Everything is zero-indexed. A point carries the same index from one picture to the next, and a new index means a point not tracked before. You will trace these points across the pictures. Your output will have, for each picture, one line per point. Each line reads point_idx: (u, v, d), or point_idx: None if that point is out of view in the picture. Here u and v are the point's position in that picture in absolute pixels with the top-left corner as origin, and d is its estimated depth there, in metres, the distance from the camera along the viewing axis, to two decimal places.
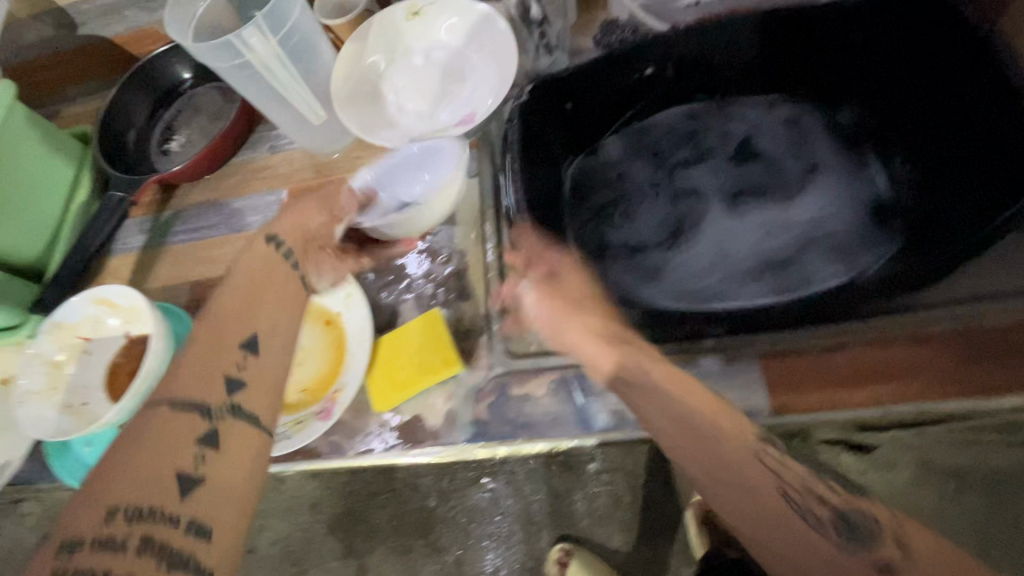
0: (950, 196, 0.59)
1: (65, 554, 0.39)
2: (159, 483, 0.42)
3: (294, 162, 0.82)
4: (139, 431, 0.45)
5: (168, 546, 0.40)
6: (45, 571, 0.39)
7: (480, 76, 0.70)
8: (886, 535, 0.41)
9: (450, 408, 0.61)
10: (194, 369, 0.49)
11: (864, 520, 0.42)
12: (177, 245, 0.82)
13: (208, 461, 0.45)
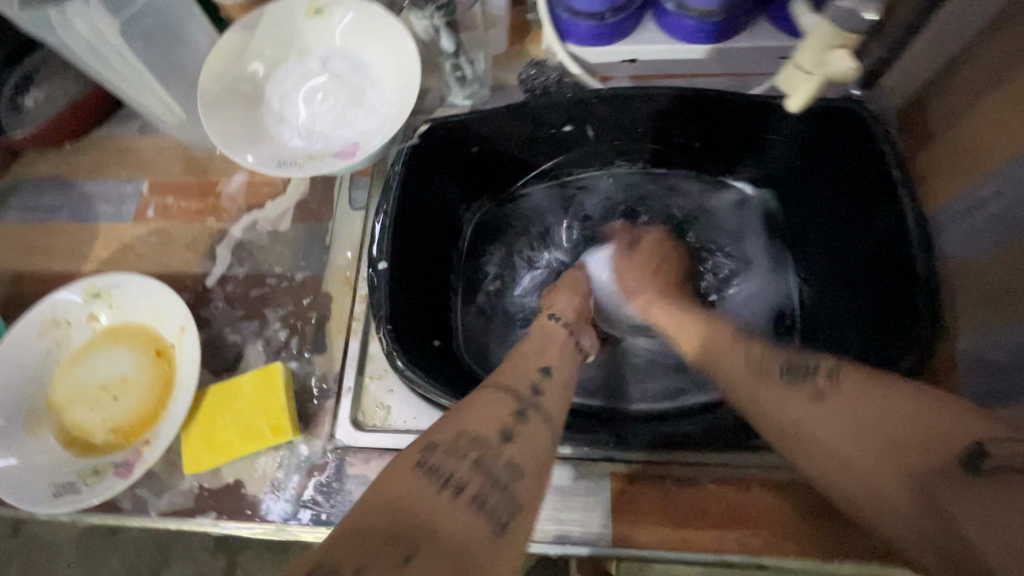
0: (860, 309, 0.55)
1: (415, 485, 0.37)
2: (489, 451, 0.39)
3: (164, 151, 0.71)
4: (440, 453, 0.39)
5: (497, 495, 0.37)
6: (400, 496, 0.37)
7: (378, 101, 0.61)
8: (822, 371, 0.43)
9: (276, 478, 0.55)
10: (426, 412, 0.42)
11: (805, 375, 0.44)
12: (9, 223, 0.70)
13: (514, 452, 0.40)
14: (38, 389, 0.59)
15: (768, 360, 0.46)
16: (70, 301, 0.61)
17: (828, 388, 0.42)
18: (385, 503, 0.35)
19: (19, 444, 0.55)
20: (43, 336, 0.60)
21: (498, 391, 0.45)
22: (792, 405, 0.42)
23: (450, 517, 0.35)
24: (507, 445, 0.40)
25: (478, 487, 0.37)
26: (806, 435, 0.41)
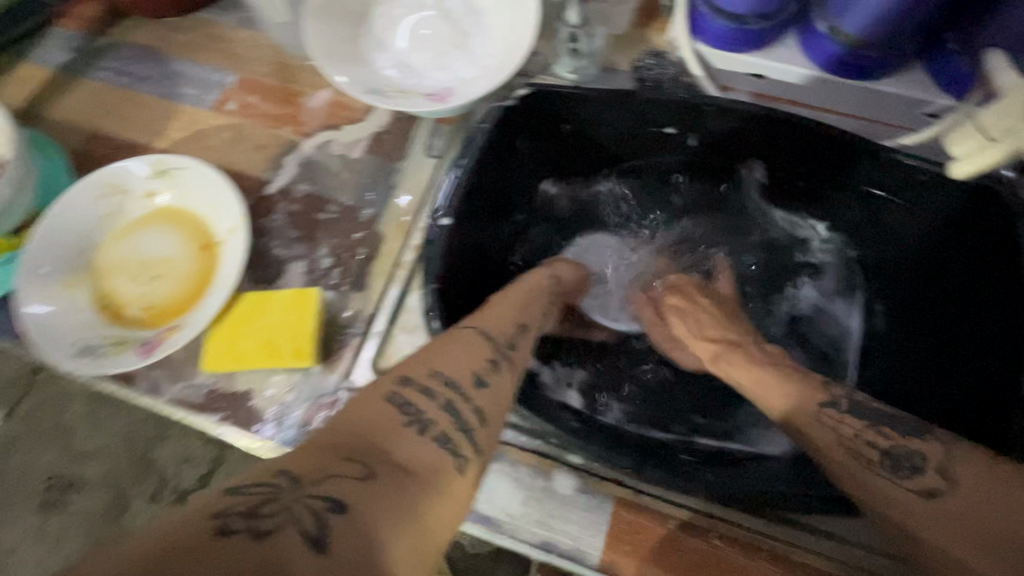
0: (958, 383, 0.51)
1: (393, 404, 0.35)
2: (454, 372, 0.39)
3: (258, 49, 0.70)
4: (379, 398, 0.36)
5: (461, 420, 0.36)
6: (370, 408, 0.35)
7: (483, 50, 0.58)
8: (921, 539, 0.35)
9: (285, 399, 0.54)
10: (419, 357, 0.40)
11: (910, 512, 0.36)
12: (95, 80, 0.71)
13: (485, 392, 0.39)
14: (87, 248, 0.59)
15: (854, 442, 0.40)
16: (136, 172, 0.61)
17: (940, 488, 0.36)
18: (350, 430, 0.33)
19: (58, 295, 0.56)
20: (103, 198, 0.60)
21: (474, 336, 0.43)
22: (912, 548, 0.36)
23: (417, 452, 0.33)
24: (479, 395, 0.38)
25: (443, 427, 0.35)
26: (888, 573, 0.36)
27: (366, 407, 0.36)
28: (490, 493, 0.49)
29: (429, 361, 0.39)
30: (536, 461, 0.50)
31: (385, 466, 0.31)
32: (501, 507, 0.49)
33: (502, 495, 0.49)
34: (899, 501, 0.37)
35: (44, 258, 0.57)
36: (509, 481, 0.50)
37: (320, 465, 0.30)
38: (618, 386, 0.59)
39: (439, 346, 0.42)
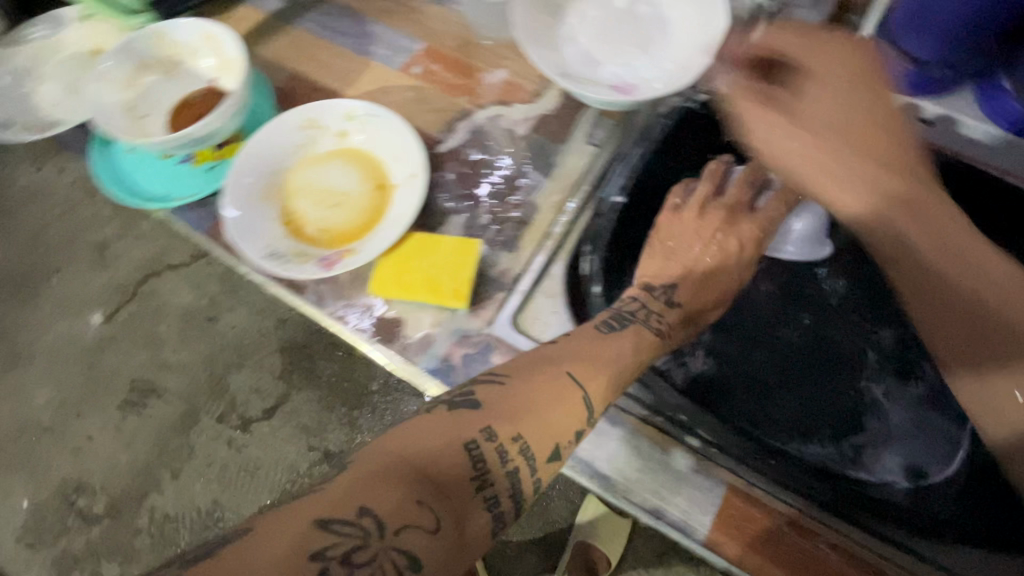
0: None
1: (486, 433, 0.37)
2: (554, 422, 0.40)
3: (448, 24, 0.77)
4: (439, 423, 0.37)
5: (503, 518, 0.36)
6: (466, 425, 0.37)
7: (667, 55, 0.63)
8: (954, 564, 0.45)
9: (432, 332, 0.60)
10: (527, 381, 0.42)
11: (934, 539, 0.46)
12: (301, 29, 0.80)
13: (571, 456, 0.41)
14: (280, 170, 0.68)
15: None
16: (333, 112, 0.69)
17: None
18: (399, 449, 0.35)
19: (255, 205, 0.65)
20: (302, 130, 0.69)
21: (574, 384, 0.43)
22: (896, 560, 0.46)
23: (466, 491, 0.35)
24: (553, 466, 0.39)
25: (520, 463, 0.38)
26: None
27: (396, 445, 0.36)
28: (609, 453, 0.53)
29: (522, 408, 0.40)
30: (657, 435, 0.53)
31: (434, 494, 0.33)
32: (616, 468, 0.53)
33: (620, 457, 0.53)
34: None
35: (248, 171, 0.66)
36: (629, 447, 0.53)
37: (368, 502, 0.32)
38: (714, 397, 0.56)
39: (546, 363, 0.44)
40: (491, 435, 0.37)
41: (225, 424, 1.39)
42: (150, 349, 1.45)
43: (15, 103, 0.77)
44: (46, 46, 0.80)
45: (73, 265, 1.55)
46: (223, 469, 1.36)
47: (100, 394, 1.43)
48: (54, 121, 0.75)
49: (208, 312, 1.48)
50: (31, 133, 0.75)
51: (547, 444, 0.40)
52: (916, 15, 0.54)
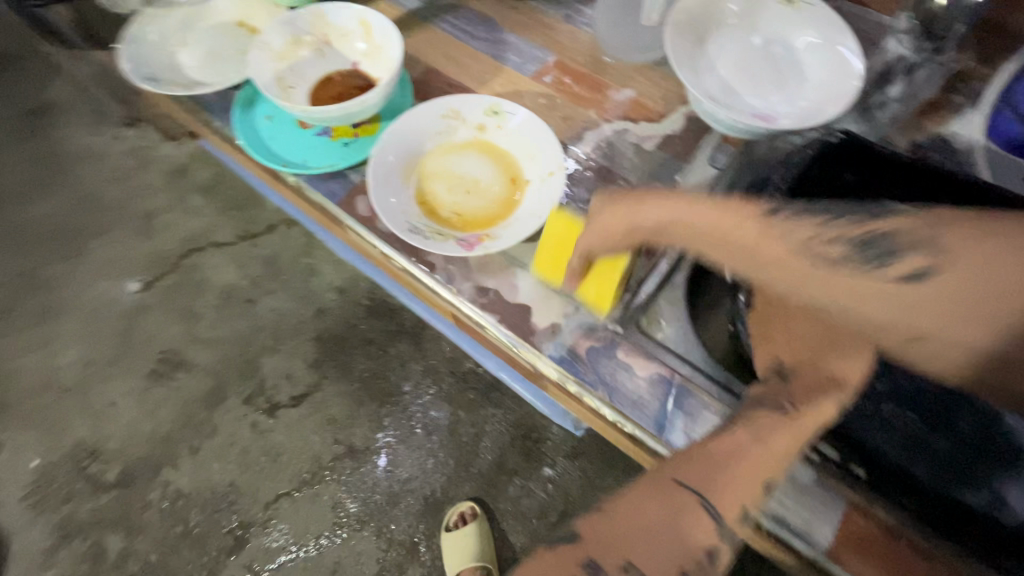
0: None
1: (582, 574, 0.42)
2: (667, 541, 0.43)
3: (578, 41, 0.82)
4: (538, 574, 0.44)
5: None
6: (563, 574, 0.43)
7: (800, 93, 0.68)
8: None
9: (559, 322, 0.62)
10: (637, 494, 0.46)
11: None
12: (438, 29, 0.84)
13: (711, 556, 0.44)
14: (419, 152, 0.71)
15: None
16: (474, 107, 0.73)
17: None
18: None
19: (396, 182, 0.68)
20: (443, 119, 0.72)
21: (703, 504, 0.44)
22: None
23: None
24: None
25: None
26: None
27: None
28: None
29: (623, 533, 0.44)
30: None
31: None
32: None
33: None
34: None
35: (391, 150, 0.70)
36: None
37: None
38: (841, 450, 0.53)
39: (650, 482, 0.46)
40: (594, 567, 0.42)
41: (252, 406, 1.36)
42: (187, 322, 1.45)
43: (161, 58, 0.80)
44: (194, 12, 0.84)
45: (119, 230, 1.56)
46: (243, 452, 1.32)
47: (133, 359, 1.41)
48: (200, 80, 0.78)
49: (247, 293, 1.48)
50: (175, 89, 0.76)
51: (696, 545, 0.44)
52: None
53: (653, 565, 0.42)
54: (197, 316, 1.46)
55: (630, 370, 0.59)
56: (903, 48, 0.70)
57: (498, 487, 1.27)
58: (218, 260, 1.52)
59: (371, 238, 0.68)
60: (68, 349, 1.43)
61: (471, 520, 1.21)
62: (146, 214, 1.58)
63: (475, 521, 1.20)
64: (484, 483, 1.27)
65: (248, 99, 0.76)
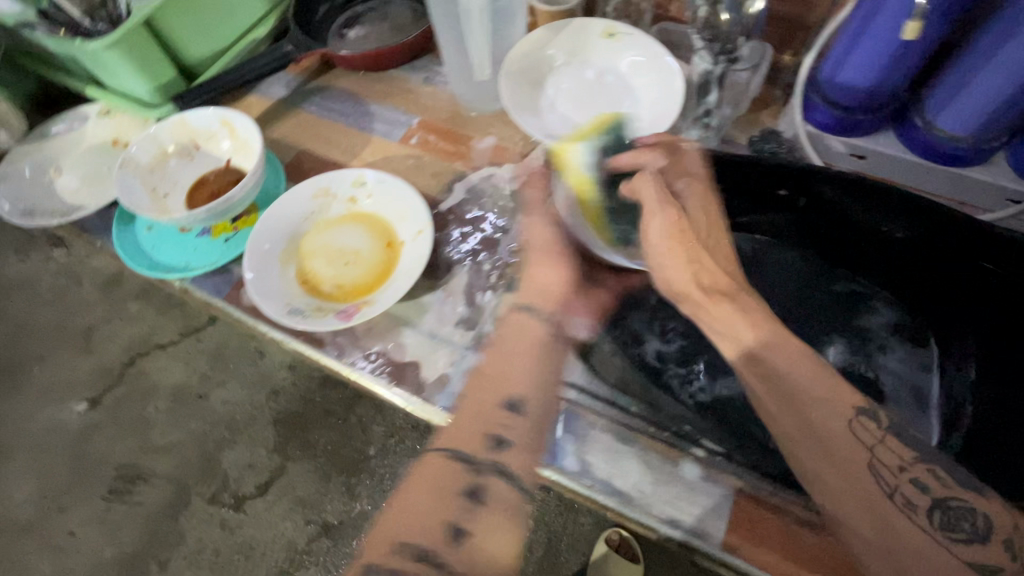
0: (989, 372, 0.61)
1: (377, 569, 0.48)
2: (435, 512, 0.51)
3: (438, 100, 0.87)
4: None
5: None
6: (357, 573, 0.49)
7: (635, 114, 0.73)
8: (993, 533, 0.45)
9: (447, 372, 0.64)
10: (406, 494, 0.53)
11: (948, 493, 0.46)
12: (306, 112, 0.89)
13: (480, 509, 0.51)
14: (296, 234, 0.74)
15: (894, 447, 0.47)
16: (343, 181, 0.76)
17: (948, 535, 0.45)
18: None
19: (273, 266, 0.70)
20: (315, 198, 0.75)
21: (455, 458, 0.54)
22: (922, 537, 0.45)
23: None
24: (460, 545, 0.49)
25: None
26: (924, 551, 0.44)
27: None
28: (621, 470, 0.57)
29: (400, 518, 0.51)
30: (665, 448, 0.57)
31: None
32: (631, 484, 0.56)
33: (633, 474, 0.57)
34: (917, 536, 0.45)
35: (266, 237, 0.72)
36: (637, 462, 0.57)
37: None
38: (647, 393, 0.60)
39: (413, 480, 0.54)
40: (366, 569, 0.48)
41: (217, 505, 1.34)
42: (140, 432, 1.42)
43: (37, 189, 0.82)
44: (65, 139, 0.86)
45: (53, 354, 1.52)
46: (214, 555, 1.29)
47: (87, 484, 1.38)
48: (77, 203, 0.80)
49: (197, 389, 1.46)
50: (54, 217, 0.79)
51: (456, 502, 0.52)
52: (839, 65, 0.67)
53: (423, 527, 0.50)
54: (148, 424, 1.42)
55: None
56: (703, 62, 0.68)
57: None
58: (165, 363, 1.49)
59: (260, 325, 0.70)
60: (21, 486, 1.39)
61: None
62: (85, 330, 1.53)
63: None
64: None
65: (126, 215, 0.78)
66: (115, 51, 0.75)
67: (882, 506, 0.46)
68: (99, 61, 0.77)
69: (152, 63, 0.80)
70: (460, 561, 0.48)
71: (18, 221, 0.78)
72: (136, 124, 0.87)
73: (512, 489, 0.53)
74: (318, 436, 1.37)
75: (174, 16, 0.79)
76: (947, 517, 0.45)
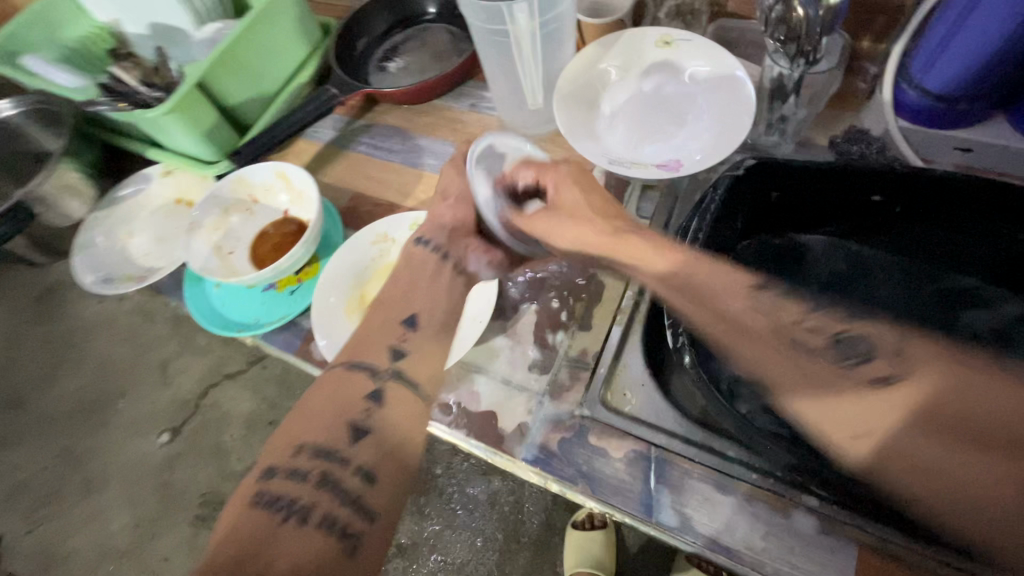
0: None
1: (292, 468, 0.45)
2: (337, 425, 0.48)
3: (486, 127, 0.84)
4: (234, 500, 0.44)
5: (342, 498, 0.44)
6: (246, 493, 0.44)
7: (702, 126, 0.68)
8: (884, 348, 0.40)
9: (525, 421, 0.62)
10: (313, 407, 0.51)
11: (860, 334, 0.42)
12: (356, 154, 0.88)
13: (375, 415, 0.50)
14: (359, 282, 0.73)
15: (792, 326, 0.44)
16: (400, 225, 0.75)
17: (891, 373, 0.39)
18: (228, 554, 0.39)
19: (340, 319, 0.70)
20: (375, 245, 0.75)
21: (360, 369, 0.54)
22: (848, 384, 0.39)
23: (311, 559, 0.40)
24: (363, 448, 0.47)
25: (329, 511, 0.43)
26: (866, 400, 0.38)
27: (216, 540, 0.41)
28: (726, 525, 0.53)
29: (300, 431, 0.48)
30: (772, 498, 0.53)
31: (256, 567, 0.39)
32: (740, 538, 0.52)
33: (741, 528, 0.53)
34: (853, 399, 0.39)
35: (332, 291, 0.71)
36: (742, 514, 0.53)
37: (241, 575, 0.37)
38: (725, 449, 0.56)
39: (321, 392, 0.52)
40: (271, 471, 0.45)
41: None
42: (217, 460, 1.37)
43: (110, 256, 0.85)
44: (132, 203, 0.89)
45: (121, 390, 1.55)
46: None
47: None
48: (149, 267, 0.82)
49: (268, 416, 1.40)
50: (129, 283, 0.81)
51: (358, 402, 0.50)
52: (936, 56, 0.59)
53: (318, 431, 0.48)
54: (225, 452, 1.37)
55: (604, 455, 0.58)
56: (778, 67, 0.62)
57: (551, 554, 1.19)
58: (236, 391, 1.43)
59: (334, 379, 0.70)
60: (117, 512, 1.34)
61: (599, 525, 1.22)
62: (161, 363, 1.46)
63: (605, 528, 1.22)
64: None
65: (194, 275, 0.79)
66: (174, 116, 0.76)
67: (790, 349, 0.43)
68: (157, 126, 0.79)
69: (207, 123, 0.81)
70: (367, 454, 0.47)
71: (95, 290, 0.81)
72: (195, 182, 0.89)
73: (412, 397, 0.53)
74: None
75: (220, 72, 0.80)
76: (844, 342, 0.42)
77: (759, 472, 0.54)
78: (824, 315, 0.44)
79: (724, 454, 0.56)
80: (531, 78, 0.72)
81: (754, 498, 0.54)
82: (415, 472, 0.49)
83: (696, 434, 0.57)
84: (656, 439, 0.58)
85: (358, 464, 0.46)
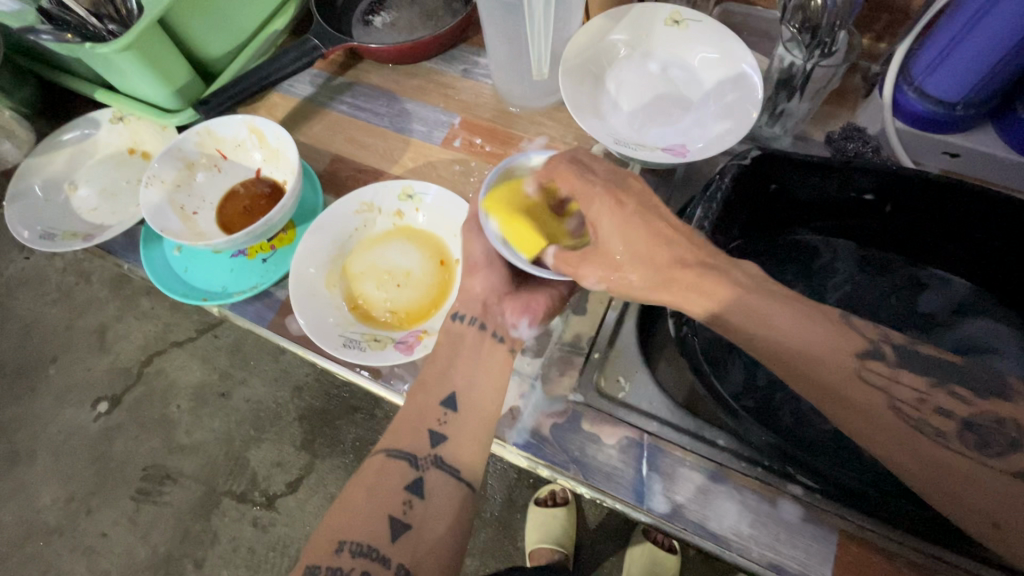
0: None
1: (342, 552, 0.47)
2: (374, 518, 0.48)
3: (480, 95, 0.80)
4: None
5: None
6: None
7: (706, 112, 0.66)
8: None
9: (517, 405, 0.61)
10: (349, 501, 0.50)
11: (993, 418, 0.41)
12: (336, 113, 0.81)
13: (413, 510, 0.50)
14: (339, 255, 0.68)
15: (907, 405, 0.42)
16: (387, 194, 0.70)
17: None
18: None
19: (320, 293, 0.65)
20: (358, 214, 0.70)
21: (394, 458, 0.52)
22: (948, 453, 0.40)
23: None
24: (396, 546, 0.47)
25: None
26: (986, 486, 0.39)
27: None
28: (716, 513, 0.54)
29: (342, 516, 0.49)
30: (756, 485, 0.54)
31: None
32: (729, 526, 0.53)
33: (729, 515, 0.54)
34: (874, 423, 0.42)
35: (310, 261, 0.66)
36: (732, 502, 0.54)
37: None
38: (716, 440, 0.56)
39: (358, 485, 0.51)
40: (314, 570, 0.46)
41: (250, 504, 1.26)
42: (162, 432, 1.25)
43: (51, 207, 0.76)
44: (76, 150, 0.80)
45: None
46: (252, 555, 1.17)
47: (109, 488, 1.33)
48: (98, 223, 0.74)
49: (219, 387, 1.28)
50: (74, 241, 0.73)
51: (397, 493, 0.50)
52: (936, 64, 0.60)
53: (354, 525, 0.48)
54: (171, 424, 1.25)
55: (598, 441, 0.58)
56: (791, 55, 0.63)
57: (514, 530, 1.17)
58: (185, 360, 1.30)
59: (311, 355, 0.66)
60: (45, 487, 1.23)
61: (562, 501, 1.15)
62: (99, 329, 1.32)
63: (568, 504, 1.15)
64: (498, 526, 1.17)
65: (151, 235, 0.72)
66: (130, 55, 0.67)
67: (912, 442, 0.41)
68: (109, 64, 0.70)
69: (167, 65, 0.72)
70: (403, 554, 0.47)
71: (34, 247, 0.72)
72: (153, 132, 0.80)
73: (455, 481, 0.52)
74: (346, 429, 1.23)
75: (186, 10, 0.70)
76: (982, 437, 0.40)
77: (745, 456, 0.55)
78: (948, 391, 0.43)
79: (706, 443, 0.56)
80: (540, 44, 0.69)
81: (741, 489, 0.54)
82: (450, 562, 0.48)
83: (682, 422, 0.58)
84: (645, 425, 0.58)
85: (397, 563, 0.46)
